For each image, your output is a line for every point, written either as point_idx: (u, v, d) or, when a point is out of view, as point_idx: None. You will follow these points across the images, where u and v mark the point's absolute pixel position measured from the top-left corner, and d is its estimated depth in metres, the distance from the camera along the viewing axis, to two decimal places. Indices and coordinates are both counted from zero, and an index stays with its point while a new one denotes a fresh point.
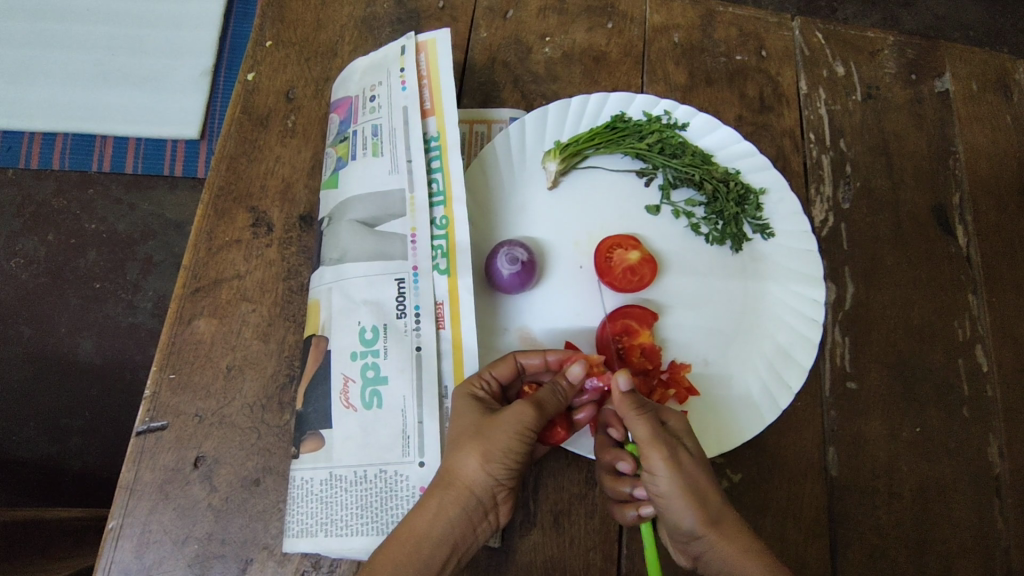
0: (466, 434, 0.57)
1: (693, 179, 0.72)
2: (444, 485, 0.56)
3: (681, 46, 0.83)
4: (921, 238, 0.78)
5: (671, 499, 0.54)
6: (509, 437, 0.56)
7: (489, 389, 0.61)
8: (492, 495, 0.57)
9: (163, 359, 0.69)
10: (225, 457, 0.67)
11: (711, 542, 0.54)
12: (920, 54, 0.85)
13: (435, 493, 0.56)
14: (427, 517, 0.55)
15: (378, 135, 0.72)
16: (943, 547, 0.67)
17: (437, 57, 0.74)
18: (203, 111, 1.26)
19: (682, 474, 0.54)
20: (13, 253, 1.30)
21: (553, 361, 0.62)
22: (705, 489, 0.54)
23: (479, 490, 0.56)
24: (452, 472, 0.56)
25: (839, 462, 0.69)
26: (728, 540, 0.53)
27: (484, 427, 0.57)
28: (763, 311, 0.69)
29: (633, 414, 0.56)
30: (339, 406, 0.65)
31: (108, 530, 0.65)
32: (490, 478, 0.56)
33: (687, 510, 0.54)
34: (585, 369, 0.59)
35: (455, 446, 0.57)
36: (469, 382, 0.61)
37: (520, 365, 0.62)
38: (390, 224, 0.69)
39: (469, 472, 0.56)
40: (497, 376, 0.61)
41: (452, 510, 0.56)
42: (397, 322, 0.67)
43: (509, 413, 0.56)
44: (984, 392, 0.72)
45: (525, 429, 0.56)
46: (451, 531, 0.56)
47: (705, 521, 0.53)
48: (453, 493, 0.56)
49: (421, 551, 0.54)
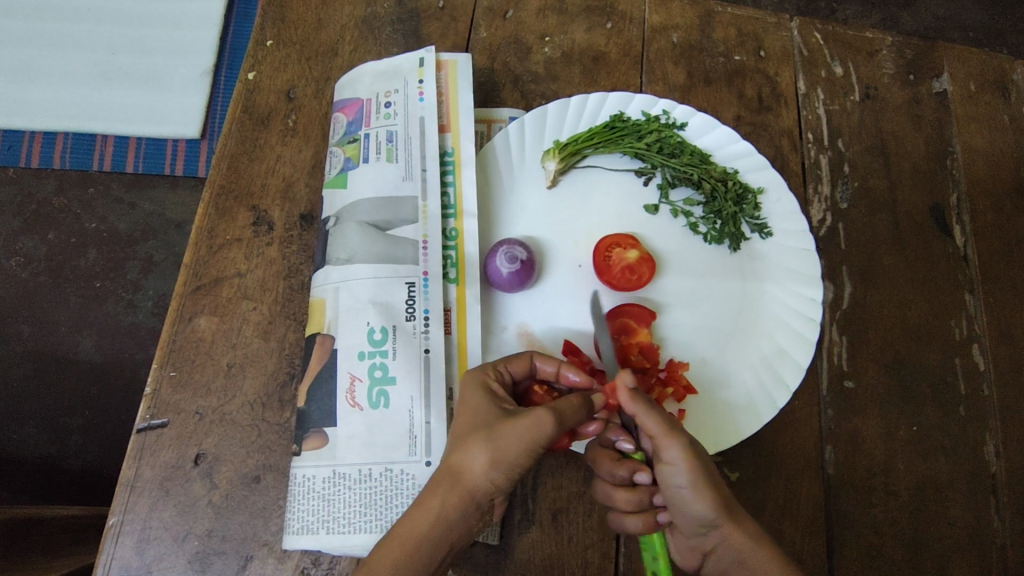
0: (474, 434, 0.57)
1: (692, 178, 0.72)
2: (448, 485, 0.55)
3: (679, 46, 0.84)
4: (919, 237, 0.78)
5: (687, 490, 0.54)
6: (520, 445, 0.55)
7: (502, 382, 0.62)
8: (491, 500, 0.57)
9: (163, 357, 0.69)
10: (225, 455, 0.67)
11: (727, 531, 0.54)
12: (919, 54, 0.86)
13: (437, 492, 0.55)
14: (428, 518, 0.54)
15: (393, 141, 0.73)
16: (939, 545, 0.68)
17: (457, 77, 0.76)
18: (204, 110, 1.27)
19: (699, 463, 0.54)
20: (14, 252, 1.30)
21: (569, 373, 0.63)
22: (717, 481, 0.55)
23: (481, 495, 0.56)
24: (457, 471, 0.56)
25: (836, 460, 0.69)
26: (742, 531, 0.53)
27: (496, 431, 0.56)
28: (762, 309, 0.70)
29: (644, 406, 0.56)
30: (345, 405, 0.65)
31: (108, 527, 0.65)
32: (492, 484, 0.56)
33: (703, 502, 0.54)
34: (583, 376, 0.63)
35: (463, 444, 0.56)
36: (486, 371, 0.61)
37: (534, 364, 0.63)
38: (402, 228, 0.70)
39: (473, 475, 0.55)
40: (513, 371, 0.62)
41: (451, 513, 0.55)
42: (405, 324, 0.68)
43: (523, 423, 0.55)
44: (980, 390, 0.73)
45: (538, 443, 0.55)
46: (450, 532, 0.55)
47: (721, 513, 0.53)
48: (456, 495, 0.55)
49: (421, 552, 0.54)
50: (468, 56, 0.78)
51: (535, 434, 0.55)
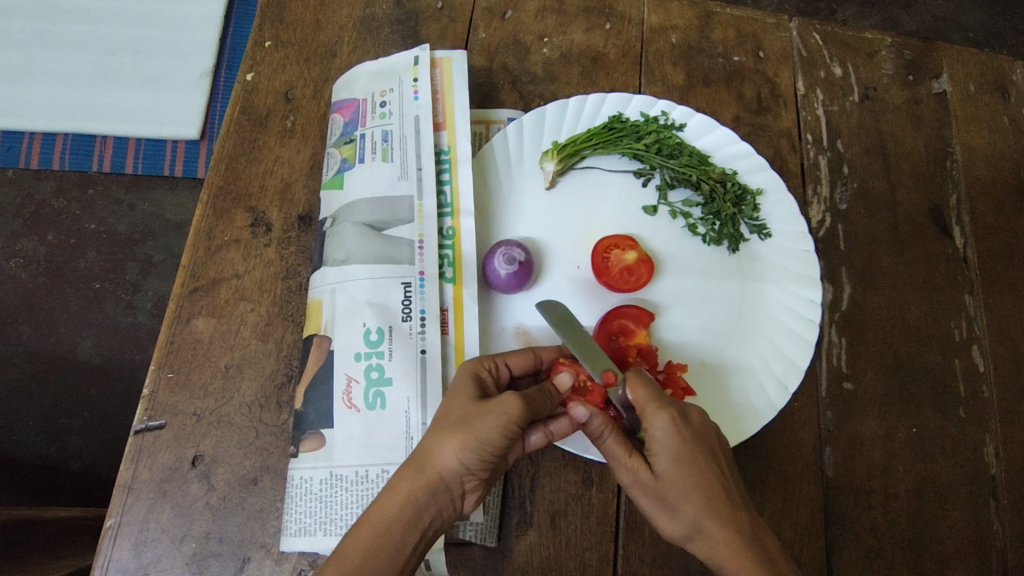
0: (447, 421, 0.56)
1: (691, 179, 0.72)
2: (416, 468, 0.55)
3: (679, 47, 0.83)
4: (918, 238, 0.78)
5: (671, 495, 0.54)
6: (494, 428, 0.54)
7: (497, 376, 0.61)
8: (461, 483, 0.56)
9: (162, 357, 0.69)
10: (223, 456, 0.67)
11: (700, 543, 0.53)
12: (918, 55, 0.86)
13: (406, 475, 0.55)
14: (398, 500, 0.54)
15: (388, 141, 0.73)
16: (938, 548, 0.67)
17: (452, 74, 0.75)
18: (203, 111, 1.27)
19: (693, 472, 0.54)
20: (13, 253, 1.30)
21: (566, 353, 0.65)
22: (678, 505, 0.54)
23: (450, 477, 0.55)
24: (426, 455, 0.55)
25: (835, 462, 0.69)
26: (714, 542, 0.52)
27: (471, 415, 0.55)
28: (760, 311, 0.70)
29: (657, 410, 0.54)
30: (342, 406, 0.65)
31: (106, 528, 0.65)
32: (462, 466, 0.55)
33: (661, 520, 0.55)
34: (574, 378, 0.60)
35: (437, 429, 0.56)
36: (479, 363, 0.60)
37: (537, 358, 0.64)
38: (398, 229, 0.70)
39: (443, 458, 0.54)
40: (510, 365, 0.62)
41: (420, 496, 0.54)
42: (402, 325, 0.67)
43: (496, 405, 0.55)
44: (980, 391, 0.73)
45: (511, 424, 0.55)
46: (419, 515, 0.54)
47: (684, 530, 0.54)
48: (424, 477, 0.54)
49: (392, 535, 0.52)
50: (464, 51, 0.77)
51: (509, 421, 0.55)
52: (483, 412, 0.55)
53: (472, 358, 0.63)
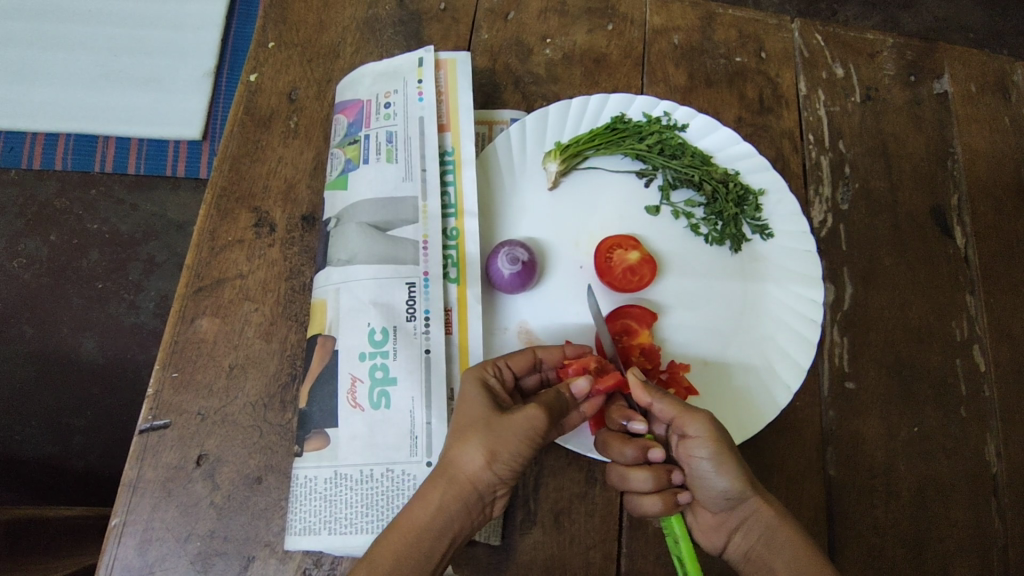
0: (474, 427, 0.56)
1: (693, 180, 0.72)
2: (446, 478, 0.55)
3: (681, 48, 0.84)
4: (920, 238, 0.78)
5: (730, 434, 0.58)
6: (519, 440, 0.55)
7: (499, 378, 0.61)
8: (493, 492, 0.57)
9: (166, 357, 0.70)
10: (228, 456, 0.67)
11: (753, 505, 0.56)
12: (920, 55, 0.86)
13: (438, 485, 0.55)
14: (430, 509, 0.54)
15: (393, 142, 0.73)
16: (941, 546, 0.67)
17: (457, 76, 0.76)
18: (205, 112, 1.27)
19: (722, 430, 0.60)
20: (15, 253, 1.30)
21: (570, 354, 0.65)
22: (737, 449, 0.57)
23: (482, 486, 0.56)
24: (455, 465, 0.55)
25: (837, 461, 0.69)
26: (767, 503, 0.56)
27: (494, 424, 0.56)
28: (763, 310, 0.70)
29: None
30: (346, 406, 0.65)
31: (111, 527, 0.65)
32: (494, 476, 0.56)
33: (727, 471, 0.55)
34: (589, 383, 0.59)
35: (461, 438, 0.56)
36: (481, 368, 0.60)
37: (536, 358, 0.63)
38: (401, 229, 0.70)
39: (472, 468, 0.55)
40: (510, 367, 0.62)
41: (453, 506, 0.55)
42: (407, 325, 0.68)
43: (521, 416, 0.55)
44: (982, 391, 0.73)
45: (536, 435, 0.56)
46: (451, 524, 0.55)
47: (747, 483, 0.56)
48: (455, 488, 0.55)
49: (424, 544, 0.54)
50: (468, 53, 0.77)
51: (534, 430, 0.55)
52: (508, 423, 0.55)
53: (476, 364, 0.63)
